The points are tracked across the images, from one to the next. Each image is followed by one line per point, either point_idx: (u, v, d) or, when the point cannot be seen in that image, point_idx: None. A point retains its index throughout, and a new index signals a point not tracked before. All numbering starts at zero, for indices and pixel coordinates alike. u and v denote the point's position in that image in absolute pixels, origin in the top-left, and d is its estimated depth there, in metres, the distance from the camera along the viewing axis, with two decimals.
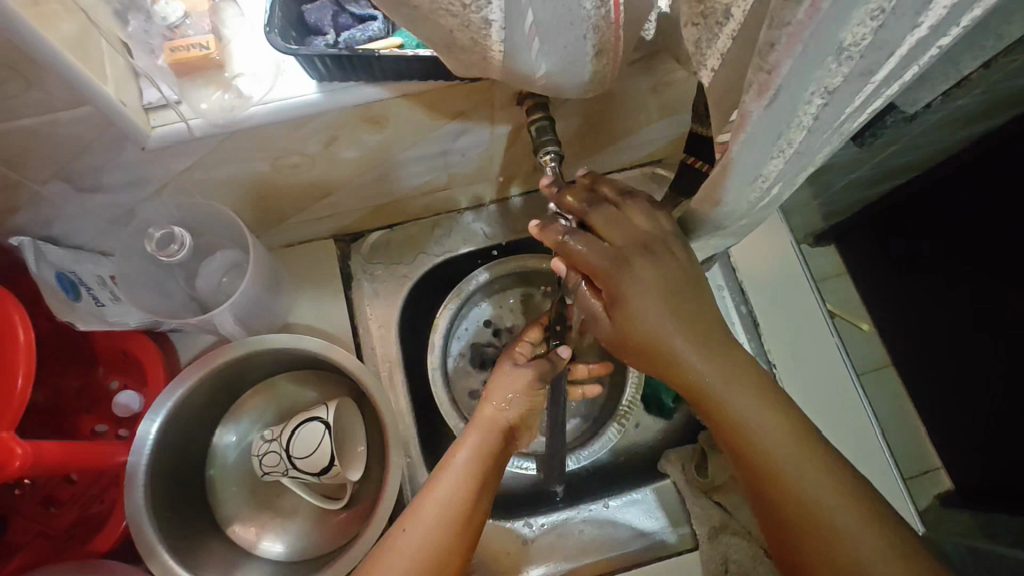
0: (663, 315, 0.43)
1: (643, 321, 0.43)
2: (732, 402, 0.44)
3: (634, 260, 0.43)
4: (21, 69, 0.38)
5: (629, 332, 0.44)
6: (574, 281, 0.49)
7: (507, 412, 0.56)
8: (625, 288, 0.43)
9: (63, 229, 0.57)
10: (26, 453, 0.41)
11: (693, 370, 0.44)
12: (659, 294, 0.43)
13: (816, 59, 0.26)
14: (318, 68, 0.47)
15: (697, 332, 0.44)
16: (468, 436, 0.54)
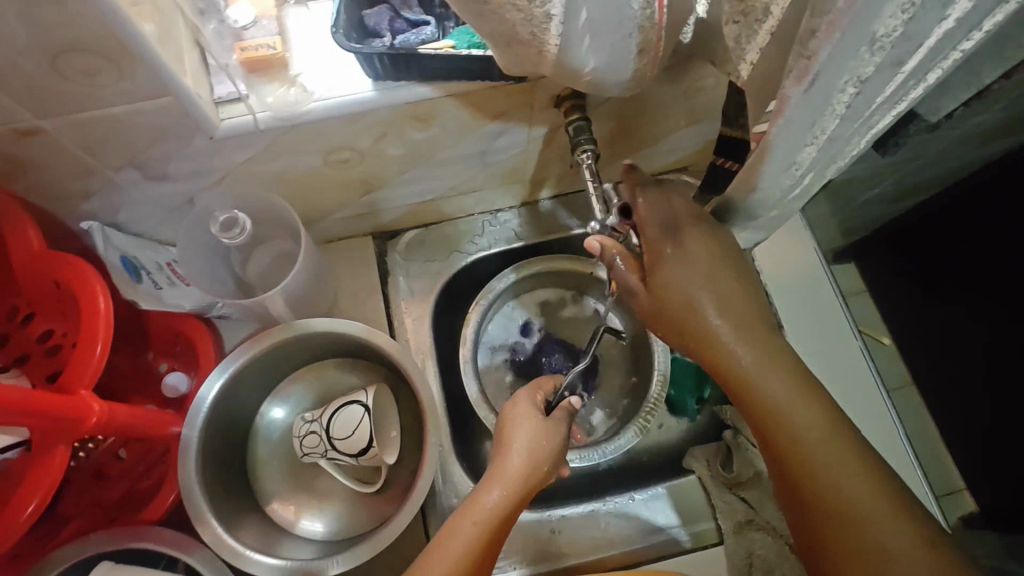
0: (698, 287, 0.49)
1: (681, 288, 0.49)
2: (763, 383, 0.47)
3: (684, 230, 0.50)
4: (117, 62, 0.42)
5: (665, 301, 0.50)
6: (608, 257, 0.53)
7: (531, 472, 0.54)
8: (667, 253, 0.49)
9: (127, 216, 0.61)
10: (102, 412, 0.45)
11: (726, 349, 0.48)
12: (698, 268, 0.49)
13: (850, 48, 0.29)
14: (376, 66, 0.51)
15: (733, 311, 0.49)
16: (483, 494, 0.52)
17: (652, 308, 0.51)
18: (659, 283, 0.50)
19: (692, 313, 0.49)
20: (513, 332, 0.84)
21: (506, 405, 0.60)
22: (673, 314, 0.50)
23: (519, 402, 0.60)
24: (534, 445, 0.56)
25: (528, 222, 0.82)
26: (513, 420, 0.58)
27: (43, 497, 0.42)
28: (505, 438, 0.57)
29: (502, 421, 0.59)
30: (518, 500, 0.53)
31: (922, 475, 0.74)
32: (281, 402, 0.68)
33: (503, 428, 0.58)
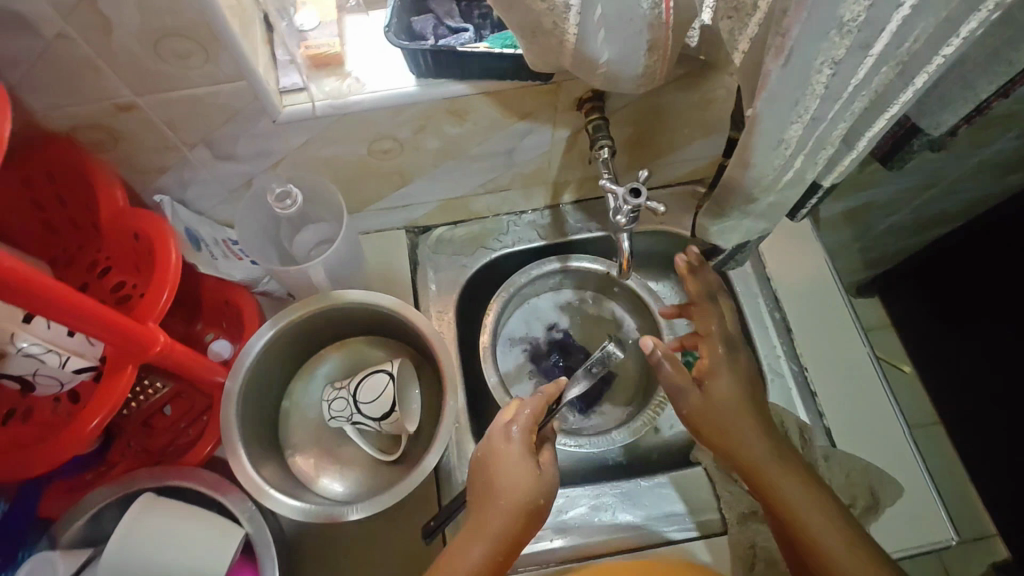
0: (734, 394, 0.61)
1: (717, 393, 0.61)
2: (781, 483, 0.56)
3: (733, 346, 0.65)
4: (206, 45, 0.50)
5: (705, 402, 0.61)
6: (657, 356, 0.63)
7: (513, 526, 0.53)
8: (716, 362, 0.63)
9: (193, 193, 0.69)
10: (165, 344, 0.51)
11: (752, 449, 0.58)
12: (732, 380, 0.62)
13: (821, 30, 0.34)
14: (420, 64, 0.58)
15: (759, 419, 0.60)
16: (473, 545, 0.52)
17: (701, 408, 0.61)
18: (710, 391, 0.62)
19: (727, 422, 0.60)
20: (533, 327, 0.89)
21: (491, 447, 0.57)
22: (714, 420, 0.60)
23: (510, 444, 0.57)
24: (523, 495, 0.54)
25: (550, 223, 0.88)
26: (500, 468, 0.56)
27: (109, 410, 0.49)
28: (491, 488, 0.55)
29: (486, 464, 0.57)
30: (503, 555, 0.52)
31: (920, 464, 0.73)
32: (318, 369, 0.74)
33: (489, 473, 0.56)
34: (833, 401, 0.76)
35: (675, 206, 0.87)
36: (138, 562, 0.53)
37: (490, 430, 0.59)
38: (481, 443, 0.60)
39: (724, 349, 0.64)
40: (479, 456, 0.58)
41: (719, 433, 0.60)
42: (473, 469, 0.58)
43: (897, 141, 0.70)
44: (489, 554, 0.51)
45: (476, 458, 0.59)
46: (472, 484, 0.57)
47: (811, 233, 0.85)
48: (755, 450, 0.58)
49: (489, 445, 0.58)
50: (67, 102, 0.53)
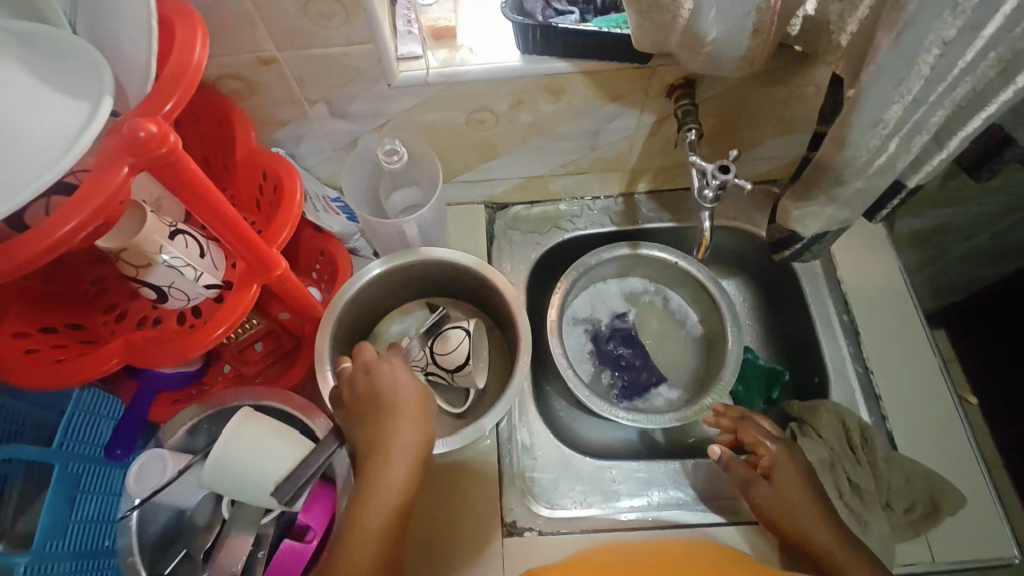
0: (800, 490, 0.68)
1: (785, 489, 0.68)
2: (851, 566, 0.61)
3: (791, 448, 0.71)
4: (347, 8, 0.56)
5: (777, 497, 0.67)
6: (726, 457, 0.72)
7: (416, 434, 0.57)
8: (778, 459, 0.70)
9: (304, 148, 0.76)
10: (284, 272, 0.56)
11: (822, 536, 0.64)
12: (797, 477, 0.69)
13: (936, 8, 0.37)
14: (528, 40, 0.63)
15: (828, 513, 0.66)
16: (391, 465, 0.55)
17: (771, 499, 0.67)
18: (776, 483, 0.68)
19: (796, 514, 0.66)
20: (597, 308, 0.92)
21: (374, 373, 0.59)
22: (785, 510, 0.66)
23: (393, 365, 0.60)
24: (415, 405, 0.58)
25: (623, 210, 0.91)
26: (386, 388, 0.58)
27: (232, 322, 0.55)
28: (382, 409, 0.57)
29: (367, 390, 0.59)
30: (420, 464, 0.57)
31: (985, 477, 0.72)
32: (400, 321, 0.80)
33: (375, 397, 0.58)
34: (898, 406, 0.76)
35: (748, 203, 0.89)
36: (237, 466, 0.58)
37: (361, 360, 0.61)
38: (352, 375, 0.60)
39: (780, 445, 0.71)
40: (357, 385, 0.59)
41: (792, 522, 0.66)
42: (354, 399, 0.59)
43: (987, 152, 0.70)
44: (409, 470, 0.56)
45: (353, 389, 0.59)
46: (356, 412, 0.58)
47: (886, 240, 0.85)
48: (824, 536, 0.64)
49: (367, 371, 0.59)
50: (219, 52, 0.60)
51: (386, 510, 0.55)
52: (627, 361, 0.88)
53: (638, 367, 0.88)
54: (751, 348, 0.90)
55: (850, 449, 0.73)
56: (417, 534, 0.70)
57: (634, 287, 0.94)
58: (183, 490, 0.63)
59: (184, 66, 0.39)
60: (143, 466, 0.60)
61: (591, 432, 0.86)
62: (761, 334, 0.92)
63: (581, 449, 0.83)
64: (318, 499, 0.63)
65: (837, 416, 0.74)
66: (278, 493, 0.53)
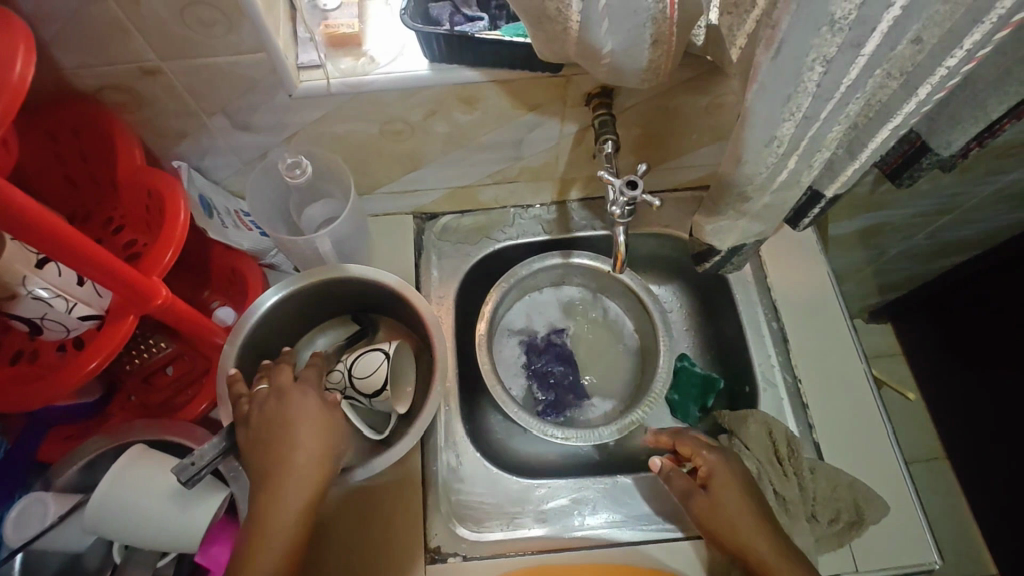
0: (739, 501, 0.64)
1: (723, 501, 0.64)
2: None
3: (729, 457, 0.68)
4: (229, 16, 0.52)
5: (714, 511, 0.64)
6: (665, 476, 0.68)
7: (316, 461, 0.56)
8: (715, 467, 0.67)
9: (210, 162, 0.71)
10: (167, 299, 0.53)
11: (762, 547, 0.60)
12: (736, 488, 0.65)
13: (811, 25, 0.35)
14: (434, 49, 0.60)
15: (770, 524, 0.62)
16: (287, 492, 0.54)
17: (707, 508, 0.64)
18: (713, 493, 0.65)
19: (734, 524, 0.62)
20: (532, 320, 0.90)
21: (284, 398, 0.59)
22: (721, 518, 0.63)
23: (305, 398, 0.60)
24: (319, 431, 0.58)
25: (556, 218, 0.89)
26: (296, 414, 0.58)
27: (109, 355, 0.51)
28: (286, 436, 0.56)
29: (273, 415, 0.57)
30: (317, 492, 0.55)
31: (908, 482, 0.72)
32: (321, 338, 0.77)
33: (282, 419, 0.57)
34: (825, 414, 0.76)
35: (681, 210, 0.88)
36: (124, 506, 0.54)
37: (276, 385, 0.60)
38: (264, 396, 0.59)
39: (718, 453, 0.68)
40: (264, 409, 0.58)
41: (729, 533, 0.62)
42: (258, 422, 0.57)
43: (906, 159, 0.70)
44: (306, 496, 0.54)
45: (259, 411, 0.58)
46: (257, 434, 0.56)
47: (816, 246, 0.85)
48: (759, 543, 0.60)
49: (279, 396, 0.59)
50: (96, 62, 0.55)
51: (282, 540, 0.52)
52: (555, 378, 0.87)
53: (566, 386, 0.86)
54: (687, 356, 0.89)
55: (778, 460, 0.72)
56: (335, 564, 0.68)
57: (570, 297, 0.92)
58: (69, 535, 0.58)
59: (3, 89, 0.36)
60: (23, 512, 0.57)
61: (525, 450, 0.83)
62: (697, 342, 0.91)
63: (512, 466, 0.81)
64: (221, 532, 0.61)
65: (765, 427, 0.74)
66: (176, 471, 0.53)
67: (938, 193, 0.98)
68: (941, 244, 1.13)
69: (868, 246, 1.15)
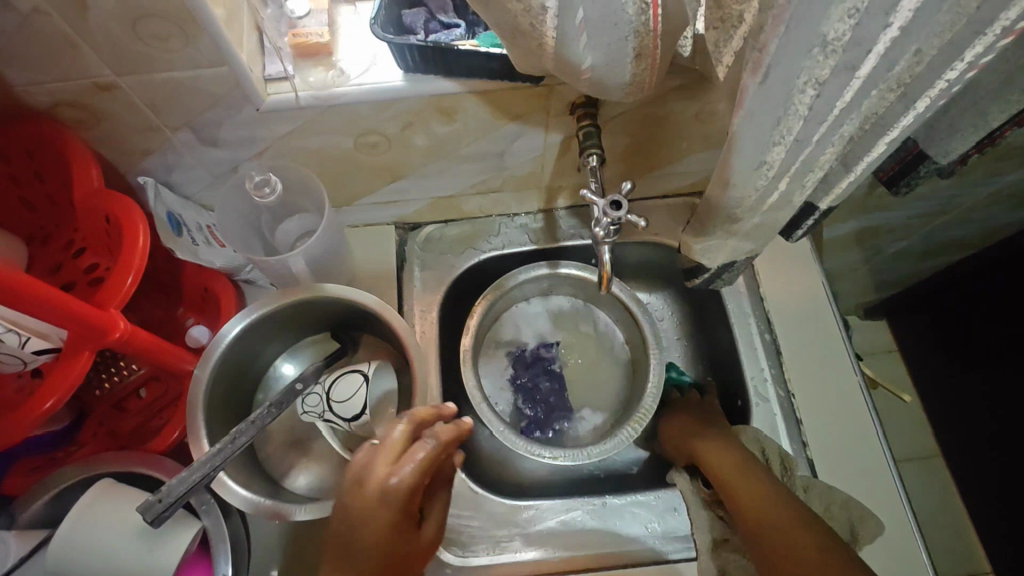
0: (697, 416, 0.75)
1: (683, 418, 0.75)
2: (721, 461, 0.66)
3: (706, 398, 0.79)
4: (185, 28, 0.49)
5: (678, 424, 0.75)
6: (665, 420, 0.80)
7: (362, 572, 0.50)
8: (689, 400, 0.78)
9: (178, 178, 0.68)
10: (126, 331, 0.51)
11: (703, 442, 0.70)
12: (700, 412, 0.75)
13: (802, 47, 0.33)
14: (407, 60, 0.57)
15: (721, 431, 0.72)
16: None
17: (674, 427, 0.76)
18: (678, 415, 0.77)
19: (688, 431, 0.73)
20: (519, 329, 0.88)
21: (371, 495, 0.51)
22: (682, 431, 0.74)
23: (381, 510, 0.51)
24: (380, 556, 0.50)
25: (542, 227, 0.86)
26: (371, 526, 0.50)
27: (67, 391, 0.49)
28: (350, 548, 0.50)
29: (350, 512, 0.51)
30: None
31: (904, 500, 0.71)
32: (298, 357, 0.74)
33: (360, 519, 0.51)
34: (819, 431, 0.74)
35: (672, 218, 0.85)
36: (89, 546, 0.52)
37: (367, 471, 0.52)
38: (355, 476, 0.53)
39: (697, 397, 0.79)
40: (358, 489, 0.52)
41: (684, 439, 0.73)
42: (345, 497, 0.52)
43: (904, 166, 0.67)
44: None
45: (345, 494, 0.53)
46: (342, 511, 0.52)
47: (809, 253, 0.83)
48: (726, 464, 0.65)
49: (371, 490, 0.51)
50: (46, 78, 0.52)
51: None
52: (542, 396, 0.85)
53: (553, 403, 0.84)
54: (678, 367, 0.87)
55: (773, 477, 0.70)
56: None
57: (558, 308, 0.89)
58: None
59: None
60: None
61: (516, 466, 0.81)
62: (688, 352, 0.89)
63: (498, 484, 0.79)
64: (195, 565, 0.59)
65: (758, 446, 0.71)
66: (141, 510, 0.52)
67: (935, 195, 0.95)
68: (937, 245, 1.11)
69: (863, 247, 1.13)
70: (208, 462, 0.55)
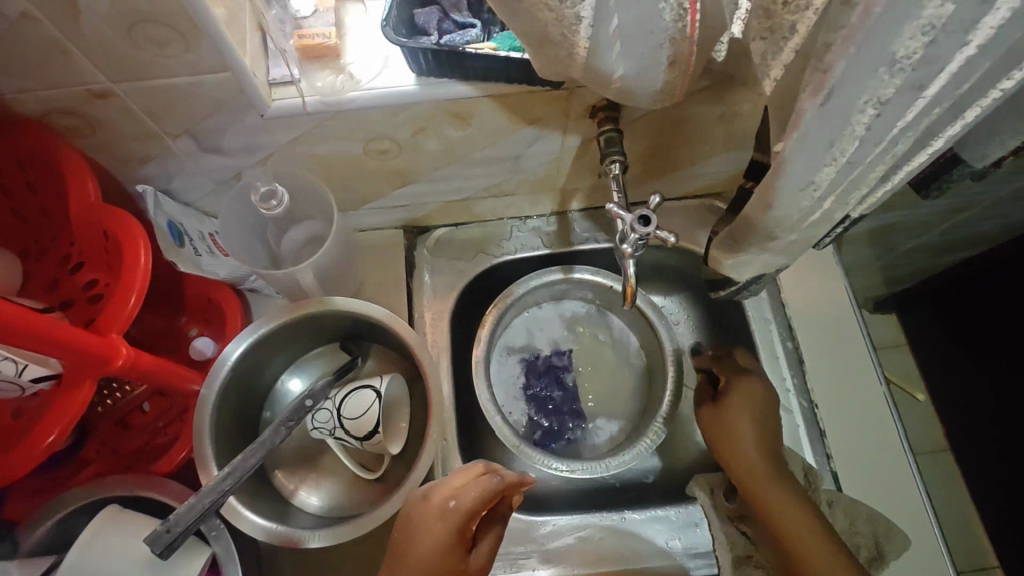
0: (741, 414, 0.68)
1: (727, 415, 0.69)
2: (770, 491, 0.62)
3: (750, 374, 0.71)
4: (185, 33, 0.45)
5: (719, 420, 0.70)
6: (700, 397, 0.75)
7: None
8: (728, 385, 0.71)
9: (178, 185, 0.65)
10: (129, 355, 0.48)
11: (746, 459, 0.65)
12: (747, 411, 0.68)
13: (868, 66, 0.30)
14: (420, 63, 0.53)
15: (765, 439, 0.66)
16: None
17: (711, 419, 0.71)
18: (720, 405, 0.70)
19: (730, 434, 0.68)
20: (531, 335, 0.86)
21: (436, 507, 0.51)
22: (722, 430, 0.69)
23: (438, 523, 0.50)
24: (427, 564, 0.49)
25: (556, 230, 0.83)
26: (430, 533, 0.50)
27: (69, 421, 0.46)
28: (401, 557, 0.50)
29: (411, 523, 0.52)
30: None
31: (930, 513, 0.69)
32: (307, 369, 0.72)
33: (421, 528, 0.51)
34: (842, 442, 0.72)
35: (690, 220, 0.82)
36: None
37: (433, 488, 0.53)
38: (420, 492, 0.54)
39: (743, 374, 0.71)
40: (423, 501, 0.52)
41: (725, 442, 0.68)
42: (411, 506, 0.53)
43: (935, 170, 0.63)
44: None
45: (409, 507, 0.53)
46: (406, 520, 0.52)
47: (831, 257, 0.80)
48: (774, 497, 0.62)
49: (437, 503, 0.51)
50: (37, 86, 0.49)
51: None
52: (554, 404, 0.83)
53: (566, 412, 0.83)
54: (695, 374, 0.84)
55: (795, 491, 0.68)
56: None
57: (571, 313, 0.87)
58: None
59: None
60: None
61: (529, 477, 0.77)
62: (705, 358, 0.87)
63: None
64: None
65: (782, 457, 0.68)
66: (149, 541, 0.51)
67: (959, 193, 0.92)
68: None
69: (878, 245, 1.08)
70: (217, 487, 0.54)
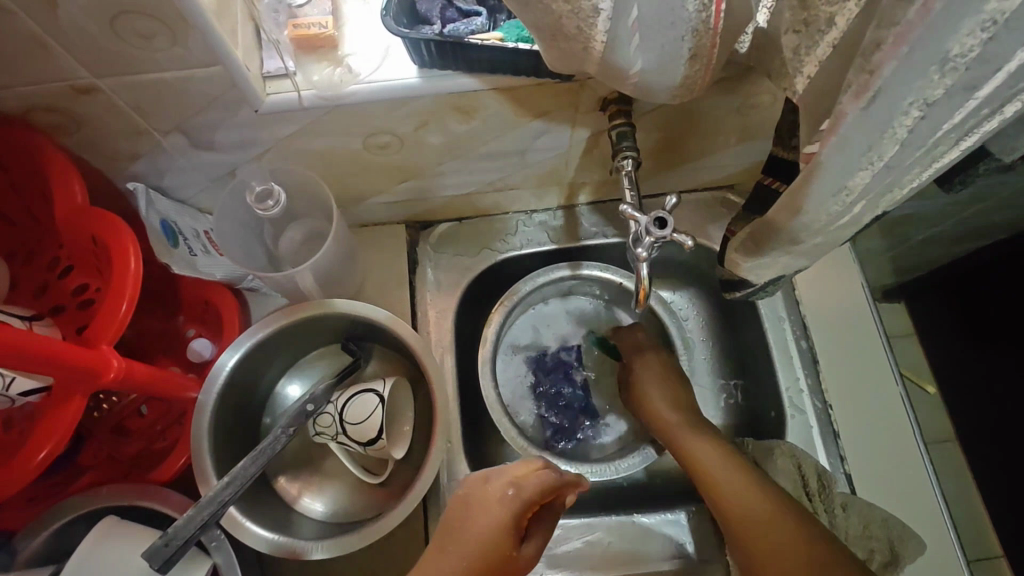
0: (657, 382, 0.72)
1: (644, 386, 0.73)
2: (688, 441, 0.66)
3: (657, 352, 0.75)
4: (172, 26, 0.43)
5: (638, 391, 0.73)
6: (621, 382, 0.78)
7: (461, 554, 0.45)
8: (642, 360, 0.75)
9: (171, 182, 0.62)
10: (121, 366, 0.46)
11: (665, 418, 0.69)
12: (660, 379, 0.73)
13: (918, 66, 0.27)
14: (422, 55, 0.50)
15: (677, 400, 0.70)
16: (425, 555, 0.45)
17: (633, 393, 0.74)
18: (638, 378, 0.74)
19: (649, 401, 0.71)
20: (538, 332, 0.84)
21: (498, 491, 0.49)
22: (642, 399, 0.72)
23: (497, 507, 0.48)
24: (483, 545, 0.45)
25: (563, 225, 0.81)
26: (489, 515, 0.47)
27: (62, 438, 0.44)
28: (455, 536, 0.47)
29: (465, 507, 0.49)
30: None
31: (946, 516, 0.68)
32: (309, 371, 0.70)
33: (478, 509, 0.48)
34: (857, 443, 0.70)
35: (701, 214, 0.79)
36: None
37: (495, 473, 0.51)
38: (474, 481, 0.51)
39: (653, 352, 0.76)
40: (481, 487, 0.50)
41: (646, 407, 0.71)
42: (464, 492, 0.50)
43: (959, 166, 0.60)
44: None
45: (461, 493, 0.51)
46: (460, 504, 0.49)
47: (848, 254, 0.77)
48: (692, 445, 0.65)
49: (497, 487, 0.49)
50: (18, 82, 0.46)
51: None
52: (565, 401, 0.81)
53: (575, 409, 0.81)
54: (706, 371, 0.83)
55: (806, 495, 0.67)
56: None
57: (579, 309, 0.85)
58: None
59: None
60: None
61: None
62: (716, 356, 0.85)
63: None
64: None
65: (792, 459, 0.68)
66: (148, 557, 0.49)
67: None
68: None
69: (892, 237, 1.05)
70: (216, 498, 0.52)
